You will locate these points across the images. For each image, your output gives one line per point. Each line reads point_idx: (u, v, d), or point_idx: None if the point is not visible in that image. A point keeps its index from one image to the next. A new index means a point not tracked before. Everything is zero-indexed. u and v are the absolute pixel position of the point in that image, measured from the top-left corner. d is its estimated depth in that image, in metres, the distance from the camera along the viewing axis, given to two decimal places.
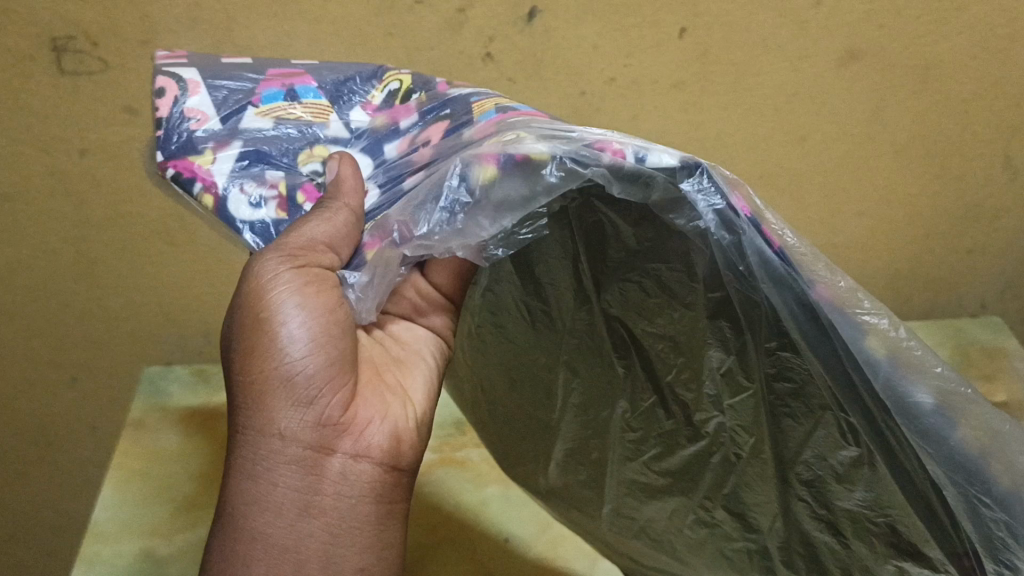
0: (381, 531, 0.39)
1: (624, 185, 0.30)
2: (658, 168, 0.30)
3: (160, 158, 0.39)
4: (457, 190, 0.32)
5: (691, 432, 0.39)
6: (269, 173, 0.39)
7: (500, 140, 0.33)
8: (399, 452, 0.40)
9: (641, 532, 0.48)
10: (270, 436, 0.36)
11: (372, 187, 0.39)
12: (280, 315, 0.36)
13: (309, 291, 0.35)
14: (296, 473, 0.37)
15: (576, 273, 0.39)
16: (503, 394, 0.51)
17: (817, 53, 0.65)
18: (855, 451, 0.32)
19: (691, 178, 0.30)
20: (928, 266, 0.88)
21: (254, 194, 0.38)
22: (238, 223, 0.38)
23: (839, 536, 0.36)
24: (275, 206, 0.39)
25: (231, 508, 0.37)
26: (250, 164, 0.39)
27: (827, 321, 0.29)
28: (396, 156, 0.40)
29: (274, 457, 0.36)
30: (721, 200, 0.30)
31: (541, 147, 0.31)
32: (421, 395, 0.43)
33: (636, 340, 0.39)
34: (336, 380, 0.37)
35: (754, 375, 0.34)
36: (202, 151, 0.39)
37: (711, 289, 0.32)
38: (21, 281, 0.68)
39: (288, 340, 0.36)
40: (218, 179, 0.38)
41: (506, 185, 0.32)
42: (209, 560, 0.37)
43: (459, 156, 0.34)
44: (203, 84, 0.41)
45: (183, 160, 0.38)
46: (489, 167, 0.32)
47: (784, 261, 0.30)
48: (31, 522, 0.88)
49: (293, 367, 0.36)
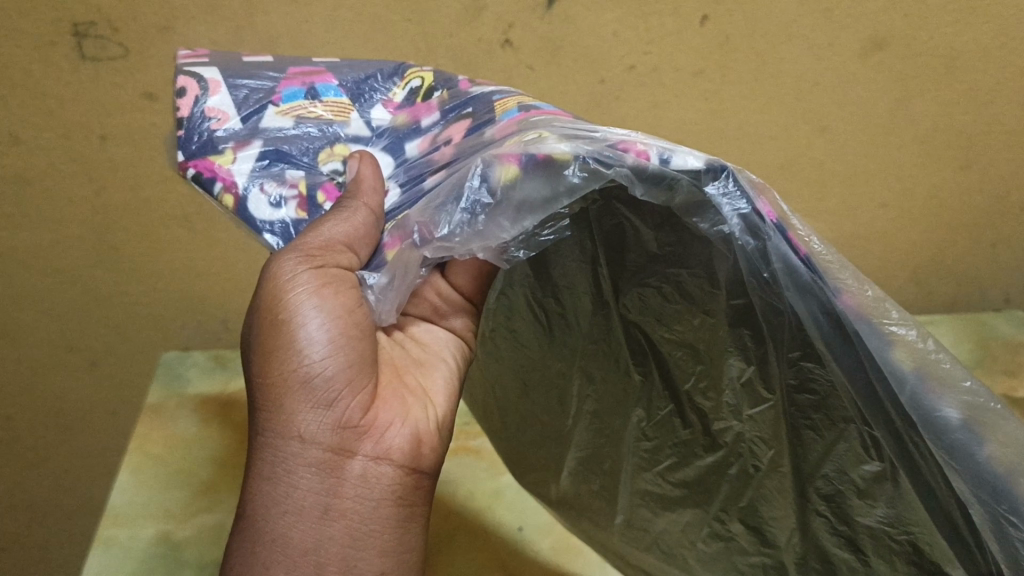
0: (401, 535, 0.38)
1: (648, 186, 0.30)
2: (683, 170, 0.29)
3: (181, 158, 0.39)
4: (478, 191, 0.32)
5: (708, 441, 0.39)
6: (289, 172, 0.39)
7: (522, 140, 0.33)
8: (419, 455, 0.39)
9: (652, 545, 0.48)
10: (290, 439, 0.36)
11: (392, 186, 0.39)
12: (299, 317, 0.36)
13: (327, 292, 0.35)
14: (316, 476, 0.36)
15: (595, 277, 0.38)
16: (515, 399, 0.51)
17: (840, 42, 0.64)
18: (878, 466, 0.32)
19: (717, 181, 0.29)
20: (952, 261, 0.86)
21: (274, 194, 0.38)
22: (258, 223, 0.38)
23: (859, 553, 0.35)
24: (295, 205, 0.39)
25: (250, 511, 0.37)
26: (270, 163, 0.39)
27: (853, 330, 0.29)
28: (417, 155, 0.40)
29: (293, 460, 0.36)
30: (746, 205, 0.29)
31: (574, 152, 0.30)
32: (444, 396, 0.43)
33: (654, 347, 0.39)
34: (356, 382, 0.37)
35: (775, 386, 0.33)
36: (223, 151, 0.39)
37: (733, 296, 0.32)
38: (44, 265, 0.69)
39: (307, 342, 0.36)
40: (238, 179, 0.38)
41: (527, 186, 0.31)
42: (228, 562, 0.37)
43: (480, 155, 0.33)
44: (224, 84, 0.41)
45: (204, 161, 0.39)
46: (510, 167, 0.31)
47: (810, 269, 0.29)
48: (49, 506, 0.88)
49: (313, 369, 0.36)
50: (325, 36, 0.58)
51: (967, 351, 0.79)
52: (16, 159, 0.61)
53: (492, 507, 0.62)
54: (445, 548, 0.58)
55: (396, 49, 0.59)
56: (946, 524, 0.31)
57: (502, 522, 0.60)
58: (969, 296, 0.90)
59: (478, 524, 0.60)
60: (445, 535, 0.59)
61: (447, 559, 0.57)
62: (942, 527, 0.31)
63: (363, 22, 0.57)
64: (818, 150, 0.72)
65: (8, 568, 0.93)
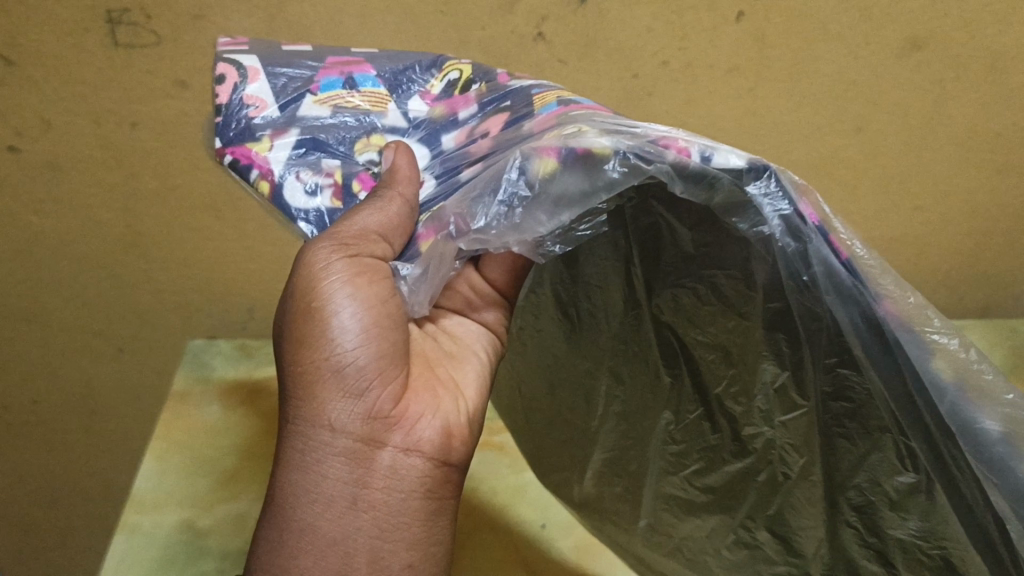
0: (430, 528, 0.38)
1: (688, 185, 0.29)
2: (724, 169, 0.29)
3: (219, 145, 0.39)
4: (516, 184, 0.32)
5: (737, 448, 0.38)
6: (325, 161, 0.39)
7: (561, 134, 0.32)
8: (449, 447, 0.39)
9: (676, 550, 0.47)
10: (320, 427, 0.36)
11: (427, 178, 0.39)
12: (332, 306, 0.36)
13: (361, 282, 0.35)
14: (345, 465, 0.36)
15: (628, 277, 0.38)
16: (541, 398, 0.50)
17: (878, 41, 0.63)
18: (912, 478, 0.31)
19: (758, 181, 0.29)
20: (986, 266, 0.84)
21: (310, 182, 0.39)
22: (294, 212, 0.38)
23: (888, 565, 0.34)
24: (330, 194, 0.39)
25: (279, 499, 0.37)
26: (306, 152, 0.39)
27: (893, 338, 0.28)
28: (453, 147, 0.40)
29: (322, 448, 0.36)
30: (788, 206, 0.29)
31: (616, 148, 0.30)
32: (476, 389, 0.43)
33: (685, 349, 0.38)
34: (387, 373, 0.37)
35: (809, 394, 0.32)
36: (260, 139, 0.39)
37: (770, 300, 0.31)
38: (74, 251, 0.69)
39: (339, 331, 0.36)
40: (274, 166, 0.38)
41: (565, 180, 0.31)
42: (256, 550, 0.37)
43: (519, 148, 0.33)
44: (263, 72, 0.41)
45: (241, 148, 0.39)
46: (549, 160, 0.31)
47: (852, 273, 0.29)
48: (75, 490, 0.89)
49: (345, 358, 0.36)
50: (357, 27, 0.57)
51: (998, 358, 0.77)
52: (48, 145, 0.62)
53: (513, 503, 0.61)
54: (465, 543, 0.58)
55: (428, 41, 0.59)
56: (981, 539, 0.30)
57: (522, 519, 0.60)
58: (1002, 301, 0.88)
59: (498, 519, 0.60)
60: (466, 530, 0.59)
61: (466, 553, 0.57)
62: (976, 543, 0.30)
63: (397, 13, 0.57)
64: (853, 151, 0.71)
65: (33, 550, 0.94)
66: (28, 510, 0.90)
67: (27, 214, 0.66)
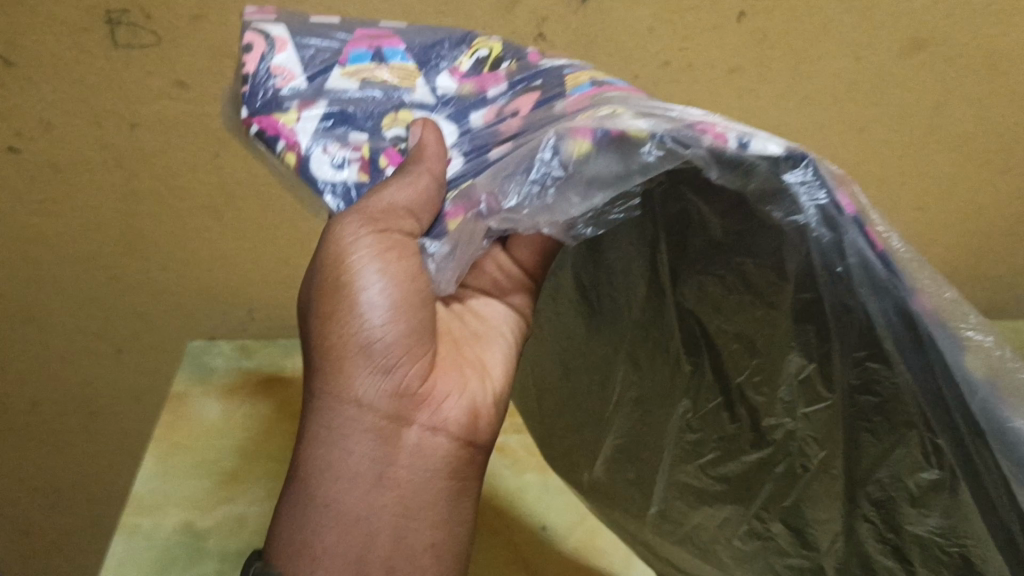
0: (454, 509, 0.39)
1: (723, 170, 0.30)
2: (762, 156, 0.29)
3: (245, 115, 0.38)
4: (549, 164, 0.32)
5: (756, 437, 0.39)
6: (352, 135, 0.38)
7: (594, 115, 0.33)
8: (474, 428, 0.40)
9: (685, 540, 0.47)
10: (348, 404, 0.37)
11: (455, 155, 0.39)
12: (360, 280, 0.37)
13: (390, 256, 0.36)
14: (371, 443, 0.38)
15: (653, 262, 0.39)
16: (552, 382, 0.51)
17: (880, 41, 0.63)
18: (937, 474, 0.31)
19: (796, 169, 0.29)
20: (990, 266, 0.84)
21: (337, 156, 0.38)
22: (319, 184, 0.37)
23: (905, 564, 0.34)
24: (358, 168, 0.38)
25: (303, 474, 0.38)
26: (334, 124, 0.38)
27: (926, 333, 0.28)
28: (482, 126, 0.40)
29: (349, 425, 0.37)
30: (825, 196, 0.29)
31: (651, 134, 0.30)
32: (502, 371, 0.43)
33: (708, 336, 0.39)
34: (414, 351, 0.38)
35: (835, 386, 0.33)
36: (287, 109, 0.38)
37: (801, 288, 0.32)
38: (73, 253, 0.69)
39: (368, 306, 0.37)
40: (301, 138, 0.37)
41: (599, 162, 0.31)
42: (278, 520, 0.39)
43: (553, 128, 0.33)
44: (291, 42, 0.40)
45: (268, 118, 0.38)
46: (582, 141, 0.31)
47: (886, 265, 0.29)
48: (76, 492, 0.89)
49: (373, 334, 0.37)
50: None
51: None
52: (47, 147, 0.62)
53: (516, 503, 0.61)
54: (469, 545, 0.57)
55: None
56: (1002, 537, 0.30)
57: (524, 520, 0.60)
58: (1006, 302, 0.88)
59: (501, 521, 0.59)
60: None
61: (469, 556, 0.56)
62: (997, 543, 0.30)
63: (398, 14, 0.57)
64: (853, 151, 0.71)
65: (34, 553, 0.93)
66: (28, 513, 0.90)
67: (26, 215, 0.66)
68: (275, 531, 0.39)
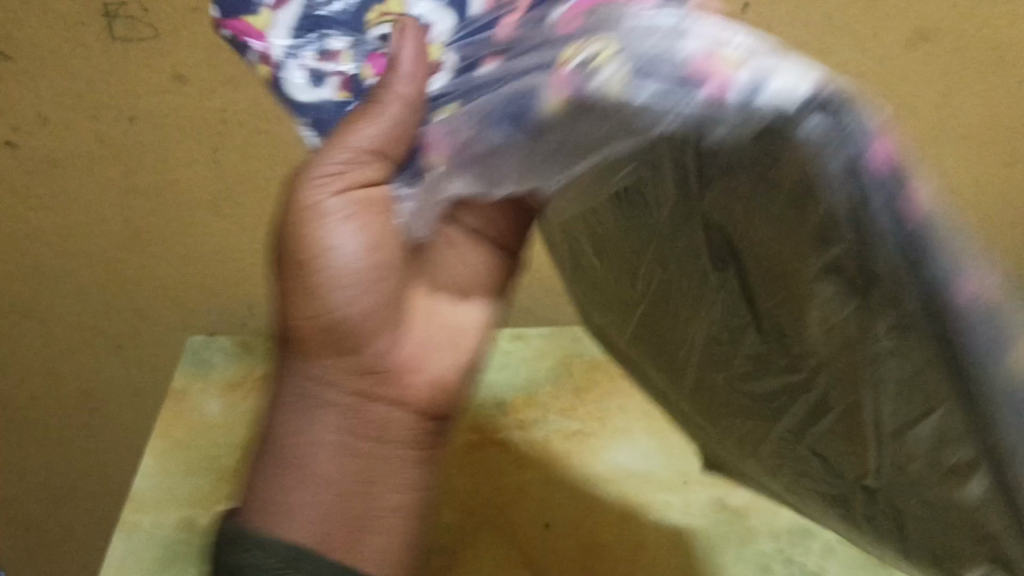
0: (415, 472, 0.46)
1: (730, 124, 0.25)
2: (778, 105, 0.24)
3: (215, 12, 0.34)
4: (523, 112, 0.30)
5: (787, 362, 0.38)
6: (334, 42, 0.34)
7: (579, 46, 0.29)
8: (432, 402, 0.48)
9: (711, 407, 0.49)
10: (316, 381, 0.43)
11: (447, 59, 0.34)
12: (328, 234, 0.40)
13: (359, 216, 0.39)
14: (341, 416, 0.44)
15: (661, 185, 0.35)
16: (591, 256, 0.49)
17: (867, 14, 0.65)
18: (973, 459, 0.31)
19: (819, 114, 0.24)
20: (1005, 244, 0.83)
21: (317, 71, 0.35)
22: (300, 105, 0.36)
23: (935, 511, 0.36)
24: (338, 85, 0.36)
25: (279, 436, 0.43)
26: (311, 32, 0.34)
27: (960, 324, 0.25)
28: (483, 14, 0.34)
29: (319, 401, 0.43)
30: (858, 146, 0.24)
31: (641, 95, 0.26)
32: (467, 327, 0.50)
33: (736, 260, 0.36)
34: (375, 325, 0.44)
35: (864, 355, 0.30)
36: (259, 11, 0.34)
37: (822, 257, 0.28)
38: (72, 247, 0.69)
39: (339, 251, 0.40)
40: (277, 50, 0.34)
41: (587, 114, 0.28)
42: (252, 475, 0.43)
43: (546, 54, 0.30)
44: None
45: (238, 23, 0.34)
46: (559, 91, 0.28)
47: (923, 237, 0.25)
48: (78, 488, 0.88)
49: (342, 302, 0.41)
50: None
51: None
52: (45, 141, 0.62)
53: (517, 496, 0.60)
54: (467, 548, 0.56)
55: None
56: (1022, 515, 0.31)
57: (525, 517, 0.58)
58: None
59: (500, 519, 0.58)
60: (466, 530, 0.57)
61: (465, 559, 0.56)
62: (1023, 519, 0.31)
63: None
64: None
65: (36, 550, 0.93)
66: (30, 511, 0.89)
67: (25, 208, 0.66)
68: (246, 489, 0.44)
